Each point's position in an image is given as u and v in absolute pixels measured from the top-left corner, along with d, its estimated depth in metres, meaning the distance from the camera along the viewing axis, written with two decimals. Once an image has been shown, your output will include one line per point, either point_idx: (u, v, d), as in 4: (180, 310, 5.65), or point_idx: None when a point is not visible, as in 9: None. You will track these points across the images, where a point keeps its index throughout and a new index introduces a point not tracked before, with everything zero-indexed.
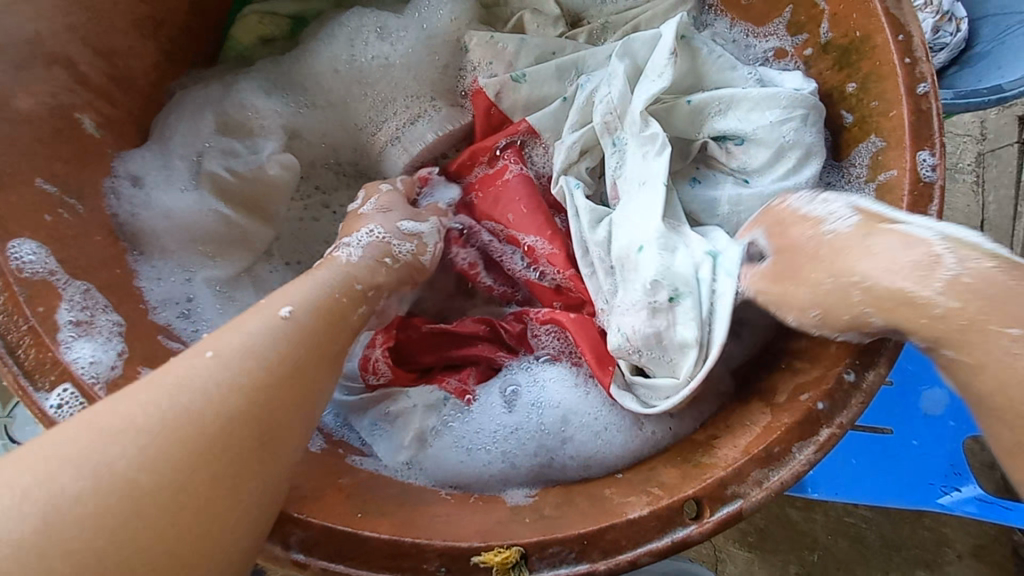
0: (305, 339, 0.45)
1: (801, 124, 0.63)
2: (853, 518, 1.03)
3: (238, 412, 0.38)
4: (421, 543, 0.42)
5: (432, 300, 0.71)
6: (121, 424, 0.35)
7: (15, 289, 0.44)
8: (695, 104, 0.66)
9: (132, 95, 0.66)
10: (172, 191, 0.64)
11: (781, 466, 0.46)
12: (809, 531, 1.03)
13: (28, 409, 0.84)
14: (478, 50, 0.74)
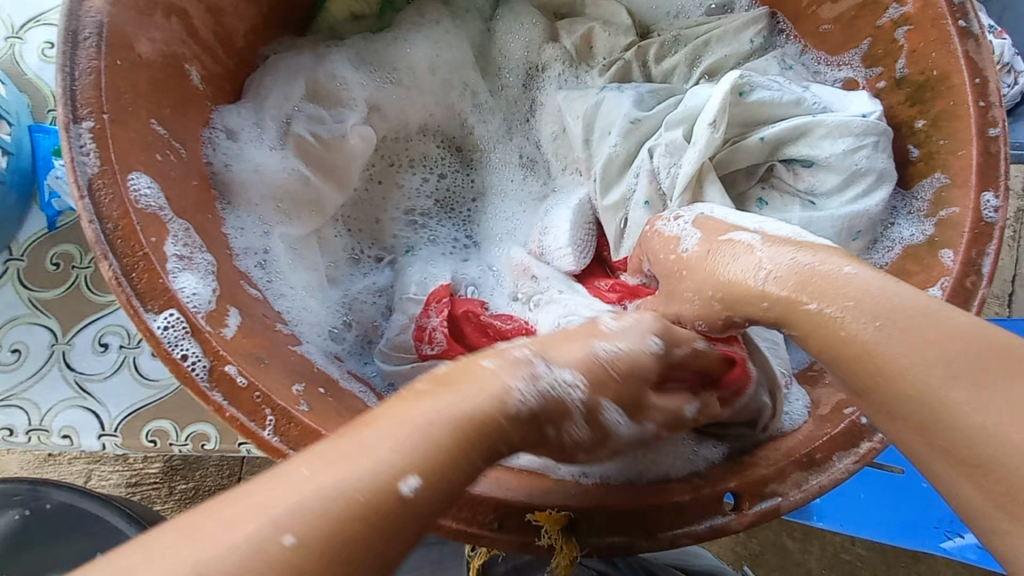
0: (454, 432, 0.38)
1: (872, 152, 0.65)
2: (849, 555, 1.07)
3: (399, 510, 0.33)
4: (477, 496, 0.45)
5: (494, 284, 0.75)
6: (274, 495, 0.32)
7: (132, 218, 0.47)
8: (767, 140, 0.68)
9: (233, 53, 0.70)
10: (262, 148, 0.68)
11: (821, 471, 0.49)
12: (804, 561, 1.07)
13: (86, 339, 0.88)
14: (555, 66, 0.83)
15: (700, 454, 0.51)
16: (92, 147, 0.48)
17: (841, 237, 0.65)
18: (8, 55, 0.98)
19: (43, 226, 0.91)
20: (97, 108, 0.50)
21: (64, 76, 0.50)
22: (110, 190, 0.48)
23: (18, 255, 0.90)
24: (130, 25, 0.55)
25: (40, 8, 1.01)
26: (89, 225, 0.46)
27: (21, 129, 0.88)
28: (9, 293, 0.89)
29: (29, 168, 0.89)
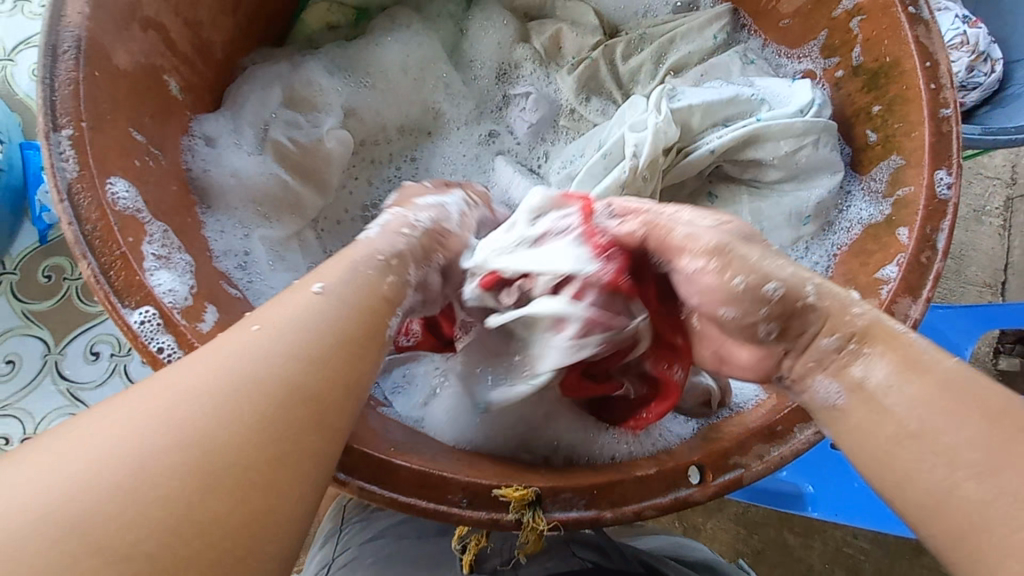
0: (342, 313, 0.42)
1: (813, 150, 0.71)
2: (852, 549, 1.07)
3: (285, 375, 0.36)
4: (447, 476, 0.47)
5: None
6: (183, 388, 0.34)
7: (110, 220, 0.50)
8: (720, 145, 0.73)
9: (211, 64, 0.72)
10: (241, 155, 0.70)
11: (782, 443, 0.50)
12: (806, 557, 1.07)
13: (78, 347, 0.90)
14: (529, 67, 0.87)
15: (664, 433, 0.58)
16: (70, 153, 0.51)
17: (789, 225, 0.72)
18: None
19: (35, 240, 0.94)
20: (76, 116, 0.52)
21: (43, 88, 0.52)
22: (88, 193, 0.50)
23: (11, 269, 0.92)
24: (107, 38, 0.57)
25: (29, 30, 1.04)
26: (68, 227, 0.49)
27: (12, 146, 0.91)
28: (3, 306, 0.91)
29: (20, 184, 0.92)
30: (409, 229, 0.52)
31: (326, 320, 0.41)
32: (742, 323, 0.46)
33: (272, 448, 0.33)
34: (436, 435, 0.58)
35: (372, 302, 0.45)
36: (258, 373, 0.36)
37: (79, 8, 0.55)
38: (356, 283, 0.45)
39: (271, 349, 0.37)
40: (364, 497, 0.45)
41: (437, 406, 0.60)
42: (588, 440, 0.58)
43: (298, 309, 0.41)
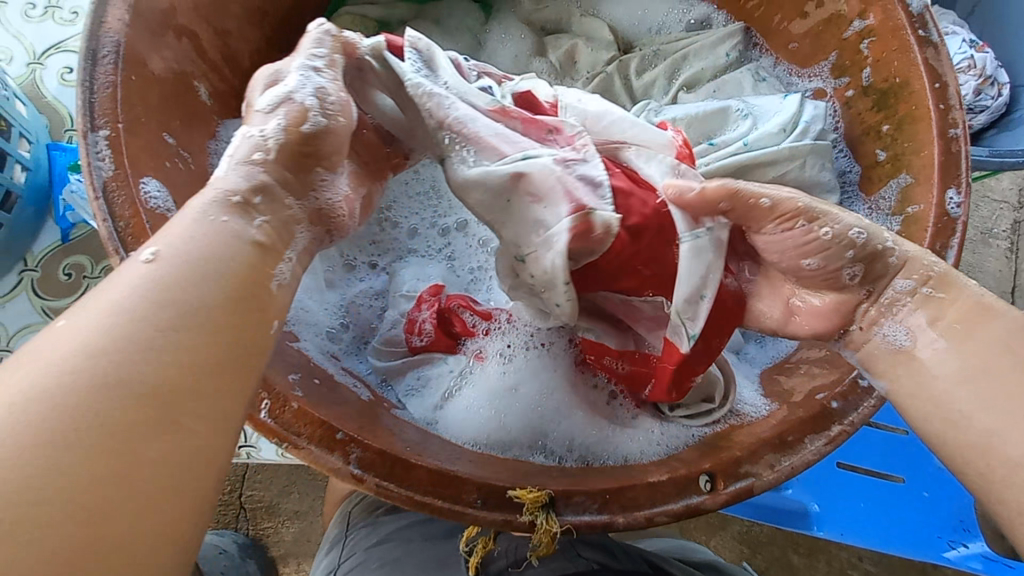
0: (191, 279, 0.36)
1: (799, 171, 0.73)
2: (856, 572, 1.06)
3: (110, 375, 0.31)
4: (462, 476, 0.48)
5: (462, 271, 0.76)
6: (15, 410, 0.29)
7: (143, 217, 0.51)
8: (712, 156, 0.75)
9: (238, 72, 0.75)
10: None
11: (793, 453, 0.51)
12: None
13: None
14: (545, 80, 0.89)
15: (674, 439, 0.59)
16: (107, 153, 0.53)
17: None
18: (29, 80, 1.04)
19: (57, 239, 0.96)
20: (113, 119, 0.54)
21: (82, 90, 0.54)
22: (123, 191, 0.52)
23: (32, 266, 0.94)
24: (143, 44, 0.59)
25: (59, 35, 1.07)
26: (103, 223, 0.50)
27: (39, 147, 0.93)
28: (23, 302, 0.93)
29: (45, 184, 0.94)
30: (262, 154, 0.43)
31: (175, 296, 0.35)
32: (823, 270, 0.49)
33: (97, 473, 0.29)
34: (450, 434, 0.59)
35: (231, 265, 0.38)
36: (96, 378, 0.31)
37: (119, 15, 0.58)
38: (197, 238, 0.38)
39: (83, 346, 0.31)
40: (381, 494, 0.46)
41: (452, 406, 0.62)
42: (601, 444, 0.59)
43: (134, 283, 0.35)
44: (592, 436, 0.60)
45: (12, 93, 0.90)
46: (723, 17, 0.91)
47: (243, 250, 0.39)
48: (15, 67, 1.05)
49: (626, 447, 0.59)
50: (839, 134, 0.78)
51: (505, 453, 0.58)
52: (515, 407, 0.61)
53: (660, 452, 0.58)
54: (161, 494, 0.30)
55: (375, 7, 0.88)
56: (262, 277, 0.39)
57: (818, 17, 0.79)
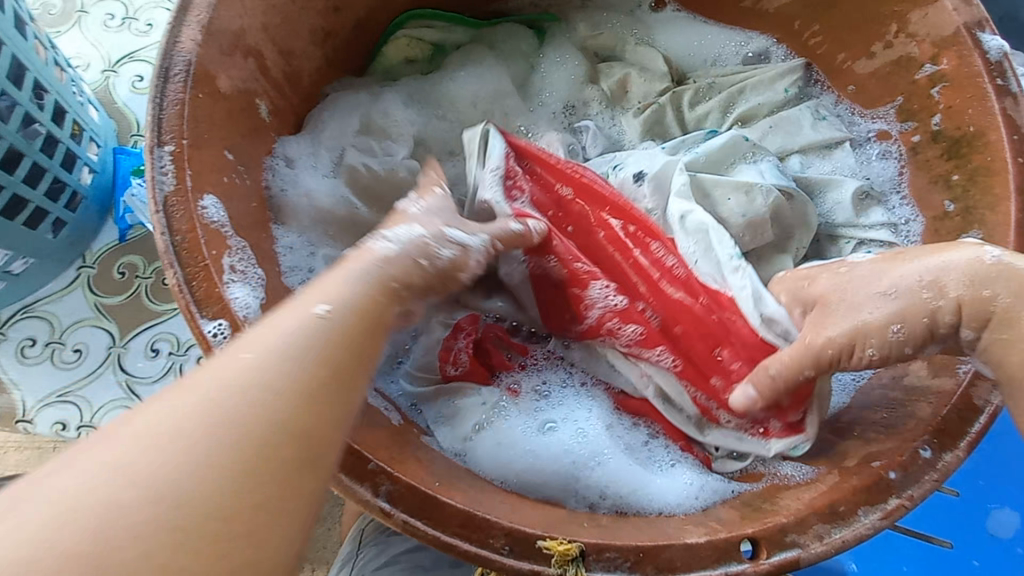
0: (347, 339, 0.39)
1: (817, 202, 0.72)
2: None
3: (291, 416, 0.34)
4: (491, 519, 0.46)
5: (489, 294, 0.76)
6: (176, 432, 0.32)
7: (199, 232, 0.53)
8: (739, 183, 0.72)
9: (298, 90, 0.77)
10: (318, 180, 0.73)
11: (844, 525, 0.47)
12: None
13: (140, 343, 0.95)
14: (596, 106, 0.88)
15: (716, 493, 0.56)
16: (171, 168, 0.54)
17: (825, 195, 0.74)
18: (103, 86, 1.10)
19: (114, 238, 1.00)
20: (178, 135, 0.56)
21: (153, 105, 0.56)
22: (181, 206, 0.53)
23: (90, 263, 0.98)
24: (214, 63, 0.62)
25: (133, 45, 1.13)
26: (161, 236, 0.52)
27: (106, 150, 0.98)
28: (78, 297, 0.97)
29: (108, 185, 0.98)
30: (426, 262, 0.49)
31: (278, 339, 0.37)
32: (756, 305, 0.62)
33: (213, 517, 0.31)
34: (481, 470, 0.57)
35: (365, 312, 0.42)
36: (260, 415, 0.34)
37: (193, 35, 0.60)
38: (355, 308, 0.42)
39: (255, 398, 0.34)
40: (406, 531, 0.45)
41: (483, 440, 0.60)
42: (636, 492, 0.57)
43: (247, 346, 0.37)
44: (628, 483, 0.58)
45: (85, 98, 0.94)
46: (783, 51, 0.88)
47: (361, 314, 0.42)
48: (91, 73, 1.11)
49: (662, 497, 0.57)
50: (904, 179, 0.75)
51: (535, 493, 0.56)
52: (548, 445, 0.60)
53: (700, 504, 0.55)
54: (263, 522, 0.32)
55: (432, 29, 0.89)
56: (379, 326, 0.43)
57: (886, 58, 0.76)
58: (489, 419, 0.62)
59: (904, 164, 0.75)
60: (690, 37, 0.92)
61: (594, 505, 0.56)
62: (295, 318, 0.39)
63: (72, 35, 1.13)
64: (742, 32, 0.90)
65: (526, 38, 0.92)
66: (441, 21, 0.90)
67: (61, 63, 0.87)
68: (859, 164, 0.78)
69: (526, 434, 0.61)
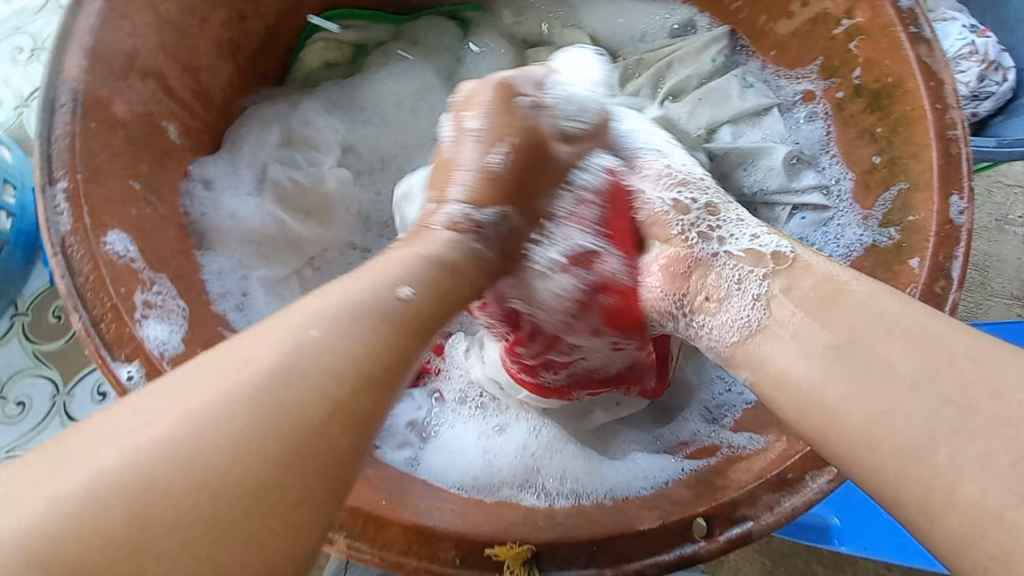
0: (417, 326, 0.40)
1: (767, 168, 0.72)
2: None
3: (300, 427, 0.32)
4: (438, 532, 0.45)
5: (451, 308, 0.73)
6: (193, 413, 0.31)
7: (102, 271, 0.50)
8: None
9: (211, 107, 0.73)
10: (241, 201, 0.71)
11: (794, 491, 0.47)
12: None
13: (86, 388, 0.91)
14: None
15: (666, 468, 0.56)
16: (65, 205, 0.51)
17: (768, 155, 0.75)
18: (16, 123, 1.04)
19: (46, 281, 0.95)
20: (71, 169, 0.53)
21: (40, 141, 0.53)
22: (81, 245, 0.50)
23: (23, 310, 0.94)
24: (105, 89, 0.58)
25: (43, 77, 1.07)
26: (61, 280, 0.49)
27: (25, 190, 0.93)
28: (15, 347, 0.92)
29: (31, 227, 0.94)
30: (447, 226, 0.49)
31: (280, 356, 0.34)
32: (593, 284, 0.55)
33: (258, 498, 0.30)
34: (434, 477, 0.56)
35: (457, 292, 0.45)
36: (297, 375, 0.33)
37: (77, 62, 0.56)
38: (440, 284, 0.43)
39: (219, 424, 0.31)
40: (351, 556, 0.44)
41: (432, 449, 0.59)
42: (589, 477, 0.56)
43: (265, 365, 0.33)
44: (579, 471, 0.57)
45: None
46: (707, 19, 0.87)
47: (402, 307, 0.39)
48: (2, 111, 1.05)
49: (615, 480, 0.56)
50: (832, 139, 0.75)
51: (485, 494, 0.54)
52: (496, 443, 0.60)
53: (652, 482, 0.55)
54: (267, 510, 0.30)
55: (350, 30, 0.86)
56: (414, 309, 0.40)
57: (805, 16, 0.76)
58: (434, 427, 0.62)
59: (831, 123, 0.75)
60: (614, 15, 0.90)
61: (546, 496, 0.55)
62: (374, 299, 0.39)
63: None
64: (665, 5, 0.89)
65: (447, 31, 0.89)
66: (358, 20, 0.87)
67: None
68: (786, 130, 0.79)
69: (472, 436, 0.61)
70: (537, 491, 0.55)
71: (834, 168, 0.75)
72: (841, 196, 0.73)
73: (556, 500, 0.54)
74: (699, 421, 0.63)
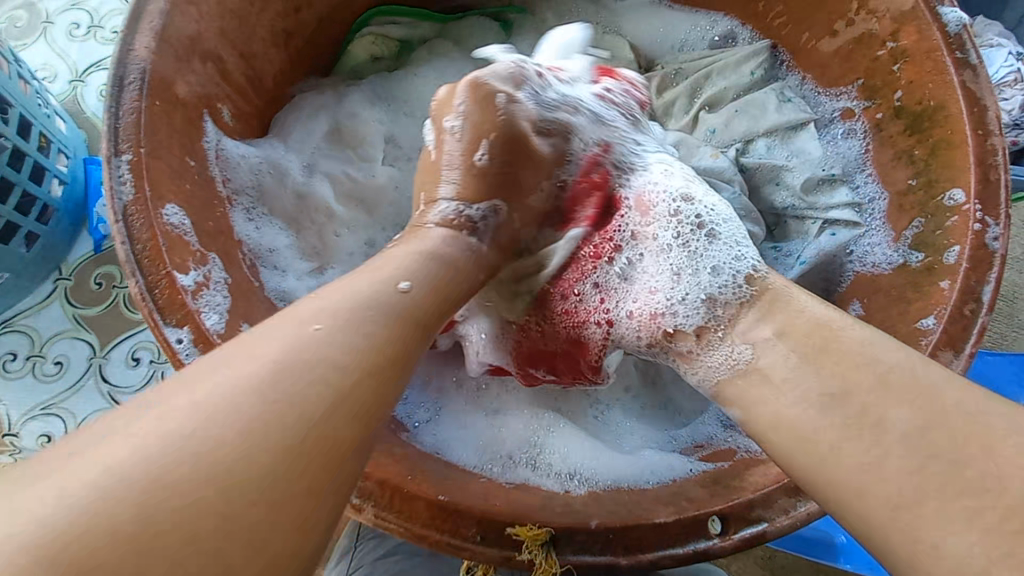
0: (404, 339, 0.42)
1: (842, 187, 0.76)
2: None
3: (298, 441, 0.33)
4: (462, 509, 0.47)
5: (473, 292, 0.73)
6: (196, 406, 0.33)
7: (160, 240, 0.53)
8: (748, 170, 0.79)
9: (262, 93, 0.76)
10: (284, 183, 0.74)
11: (809, 497, 0.48)
12: None
13: (121, 353, 0.95)
14: None
15: (674, 467, 0.58)
16: (129, 177, 0.54)
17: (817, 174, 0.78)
18: (71, 96, 1.09)
19: (90, 249, 0.99)
20: (135, 143, 0.56)
21: (109, 115, 0.56)
22: (141, 215, 0.53)
23: (67, 275, 0.98)
24: (170, 69, 0.61)
25: (100, 54, 1.12)
26: (121, 246, 0.52)
27: (77, 161, 0.97)
28: (56, 309, 0.97)
29: (79, 197, 0.98)
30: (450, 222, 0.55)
31: (277, 354, 0.36)
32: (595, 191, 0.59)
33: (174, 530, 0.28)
34: (455, 456, 0.59)
35: (453, 290, 0.49)
36: (302, 393, 0.35)
37: (146, 42, 0.60)
38: (438, 286, 0.48)
39: (205, 434, 0.31)
40: (378, 525, 0.46)
41: (455, 433, 0.62)
42: (601, 467, 0.59)
43: (313, 335, 0.38)
44: (591, 458, 0.60)
45: (52, 109, 0.93)
46: (748, 32, 0.88)
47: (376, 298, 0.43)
48: (58, 84, 1.10)
49: (624, 472, 0.58)
50: (867, 158, 0.76)
51: (496, 473, 0.58)
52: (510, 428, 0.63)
53: (660, 479, 0.56)
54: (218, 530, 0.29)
55: (397, 26, 0.89)
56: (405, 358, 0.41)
57: (849, 35, 0.76)
58: (456, 408, 0.64)
59: (868, 142, 0.76)
60: (656, 23, 0.92)
61: (558, 482, 0.57)
62: (387, 341, 0.40)
63: (37, 46, 1.12)
64: (706, 16, 0.90)
65: (490, 31, 0.92)
66: (406, 17, 0.90)
67: (24, 75, 0.86)
68: (821, 147, 0.79)
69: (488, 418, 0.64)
70: (550, 478, 0.58)
71: (873, 190, 0.74)
72: (874, 216, 0.73)
73: (563, 486, 0.57)
74: (714, 426, 0.64)
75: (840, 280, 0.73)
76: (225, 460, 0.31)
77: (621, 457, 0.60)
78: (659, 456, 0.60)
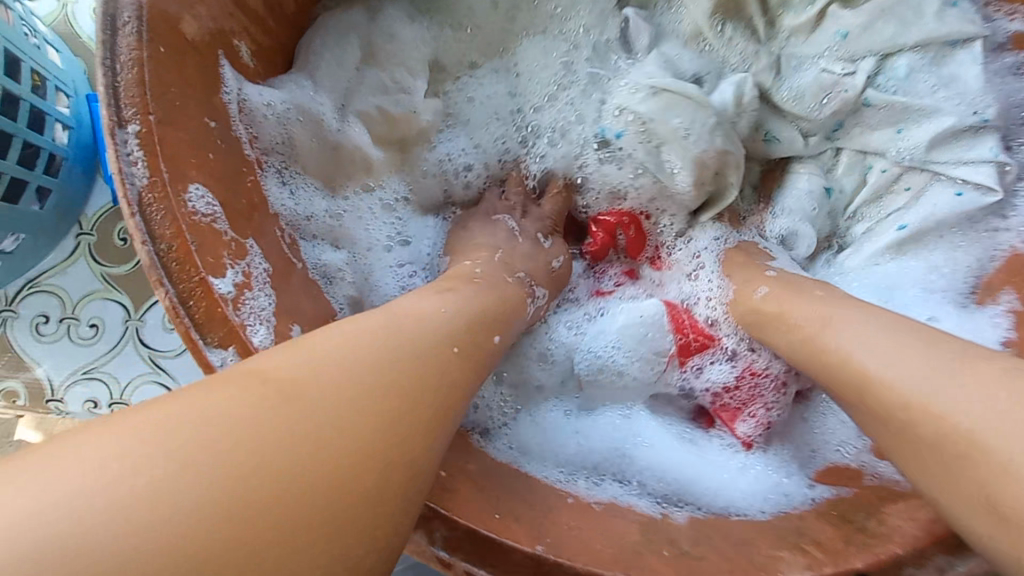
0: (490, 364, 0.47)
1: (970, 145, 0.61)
2: None
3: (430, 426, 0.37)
4: (563, 564, 0.42)
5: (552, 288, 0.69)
6: (295, 372, 0.35)
7: (187, 238, 0.43)
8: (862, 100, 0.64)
9: (283, 20, 0.62)
10: (320, 135, 0.62)
11: (970, 556, 0.41)
12: None
13: (157, 315, 0.89)
14: None
15: (784, 496, 0.53)
16: (140, 155, 0.43)
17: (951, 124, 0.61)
18: (60, 16, 0.94)
19: (108, 200, 0.91)
20: (142, 108, 0.44)
21: (104, 70, 0.44)
22: (161, 205, 0.43)
23: (88, 230, 0.90)
24: (171, 2, 0.48)
25: None
26: (143, 247, 0.42)
27: (79, 100, 0.85)
28: (83, 268, 0.90)
29: (88, 142, 0.87)
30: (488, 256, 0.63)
31: (416, 343, 0.40)
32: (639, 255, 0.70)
33: (324, 488, 0.31)
34: (534, 468, 0.54)
35: (480, 333, 0.47)
36: (362, 377, 0.36)
37: None
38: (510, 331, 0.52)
39: (302, 407, 0.33)
40: None
41: (533, 444, 0.58)
42: (699, 494, 0.55)
43: (451, 311, 0.46)
44: (684, 487, 0.56)
45: (40, 38, 0.80)
46: None
47: (456, 319, 0.46)
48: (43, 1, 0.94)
49: (724, 503, 0.54)
50: None
51: (587, 488, 0.54)
52: (594, 444, 0.60)
53: (769, 510, 0.52)
54: (328, 494, 0.31)
55: None
56: (473, 371, 0.44)
57: None
58: (531, 420, 0.61)
59: None
60: None
61: (654, 504, 0.53)
62: (482, 341, 0.46)
63: None
64: None
65: None
66: None
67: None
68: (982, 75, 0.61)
69: (564, 428, 0.61)
70: (644, 499, 0.54)
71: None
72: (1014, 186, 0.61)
73: (665, 506, 0.53)
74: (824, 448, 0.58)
75: (992, 257, 0.61)
76: (424, 421, 0.37)
77: (718, 487, 0.56)
78: (760, 486, 0.56)
